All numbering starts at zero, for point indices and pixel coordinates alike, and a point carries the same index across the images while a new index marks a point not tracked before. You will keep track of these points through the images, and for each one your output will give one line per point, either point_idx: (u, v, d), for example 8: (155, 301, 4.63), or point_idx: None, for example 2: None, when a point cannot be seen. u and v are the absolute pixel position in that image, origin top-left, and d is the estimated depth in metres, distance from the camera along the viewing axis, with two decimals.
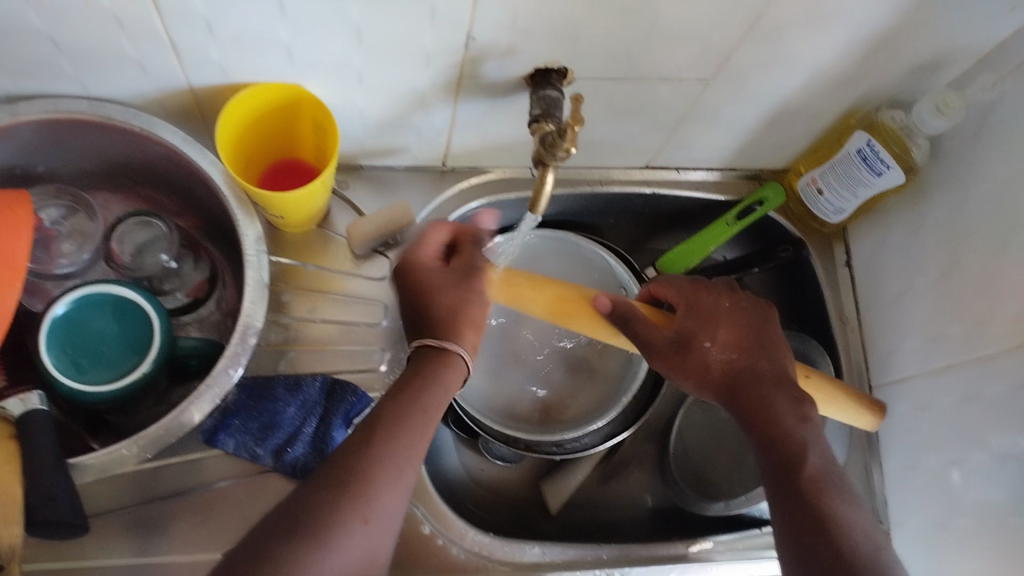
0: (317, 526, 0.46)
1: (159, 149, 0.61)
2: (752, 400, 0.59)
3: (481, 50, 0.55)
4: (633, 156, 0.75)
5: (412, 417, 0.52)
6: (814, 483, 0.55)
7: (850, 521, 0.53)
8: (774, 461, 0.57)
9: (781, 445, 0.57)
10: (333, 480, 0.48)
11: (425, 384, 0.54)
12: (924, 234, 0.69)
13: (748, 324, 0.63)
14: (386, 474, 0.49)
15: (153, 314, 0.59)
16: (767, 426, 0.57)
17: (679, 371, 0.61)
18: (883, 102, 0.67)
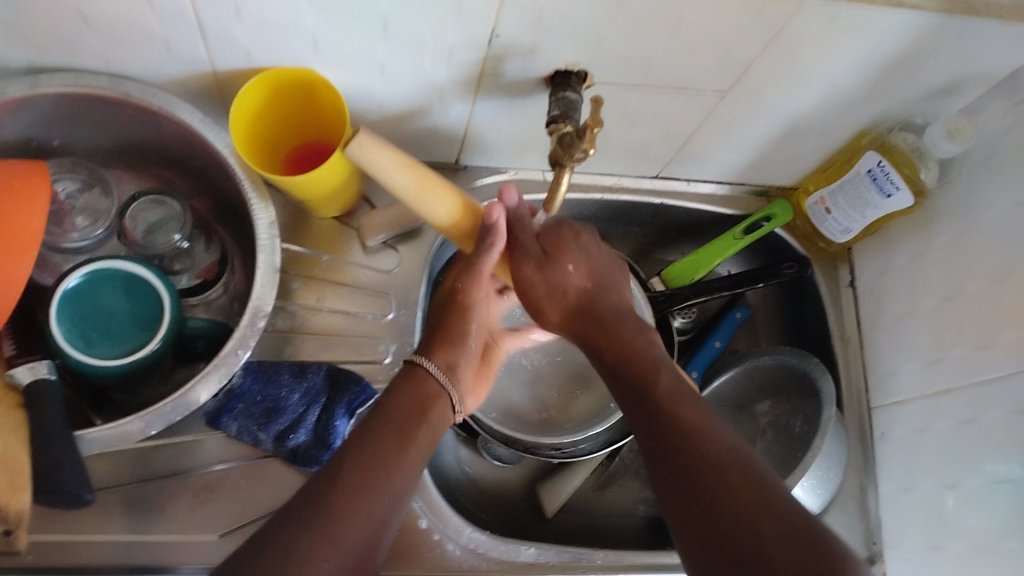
0: (323, 511, 0.48)
1: (177, 130, 0.61)
2: (603, 326, 0.57)
3: (503, 48, 0.56)
4: (644, 165, 0.75)
5: (397, 448, 0.54)
6: (670, 397, 0.53)
7: (703, 426, 0.50)
8: (628, 393, 0.54)
9: (629, 367, 0.55)
10: (319, 503, 0.48)
11: (413, 414, 0.56)
12: (929, 258, 0.70)
13: (599, 258, 0.61)
14: (385, 469, 0.52)
15: (164, 292, 0.60)
16: (619, 346, 0.56)
17: (538, 293, 0.59)
18: (895, 124, 0.68)
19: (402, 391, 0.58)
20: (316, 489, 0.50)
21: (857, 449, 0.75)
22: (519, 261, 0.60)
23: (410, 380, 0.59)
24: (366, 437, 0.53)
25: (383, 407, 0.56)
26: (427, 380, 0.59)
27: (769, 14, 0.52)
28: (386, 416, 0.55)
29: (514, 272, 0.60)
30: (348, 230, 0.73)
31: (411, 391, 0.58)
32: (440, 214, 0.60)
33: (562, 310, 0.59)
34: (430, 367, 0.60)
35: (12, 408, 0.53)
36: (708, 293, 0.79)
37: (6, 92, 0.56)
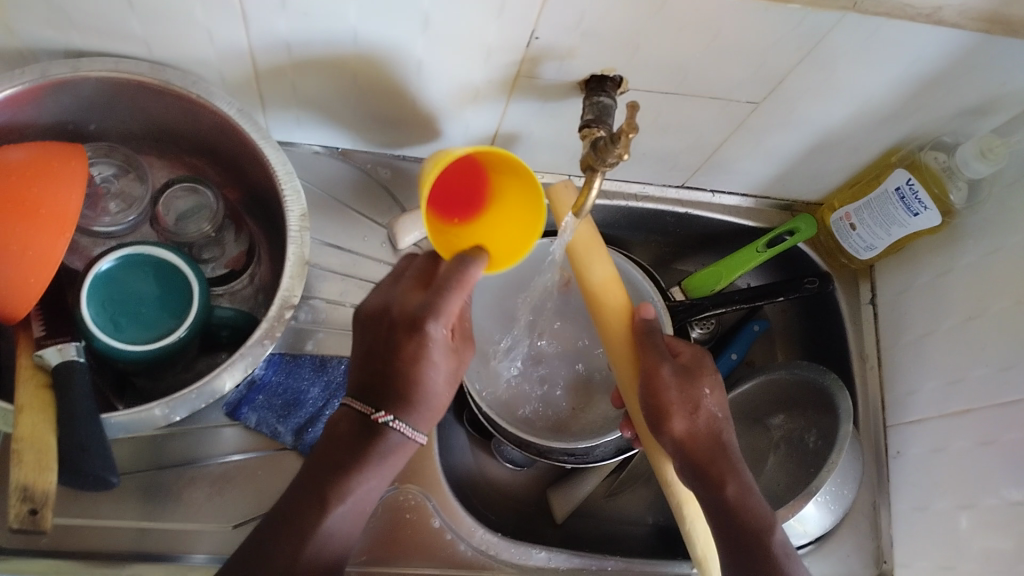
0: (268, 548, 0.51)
1: (214, 120, 0.62)
2: (728, 459, 0.58)
3: (542, 50, 0.56)
4: (670, 174, 0.76)
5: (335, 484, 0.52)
6: (782, 547, 0.56)
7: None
8: (735, 527, 0.57)
9: (749, 507, 0.57)
10: (272, 536, 0.51)
11: (356, 458, 0.52)
12: (953, 277, 0.70)
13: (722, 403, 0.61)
14: (309, 547, 0.51)
15: (193, 279, 0.60)
16: (739, 483, 0.58)
17: (669, 397, 0.59)
18: (925, 142, 0.68)
19: (368, 442, 0.52)
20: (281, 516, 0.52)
21: (872, 466, 0.75)
22: (653, 361, 0.60)
23: (371, 437, 0.52)
24: (335, 458, 0.52)
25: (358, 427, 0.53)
26: (390, 437, 0.52)
27: (809, 27, 0.53)
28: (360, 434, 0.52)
29: (647, 371, 0.60)
30: (375, 226, 0.73)
31: (371, 455, 0.52)
32: (598, 275, 0.64)
33: (690, 425, 0.59)
34: (397, 427, 0.52)
35: (40, 389, 0.54)
36: (727, 303, 0.78)
37: (48, 73, 0.56)
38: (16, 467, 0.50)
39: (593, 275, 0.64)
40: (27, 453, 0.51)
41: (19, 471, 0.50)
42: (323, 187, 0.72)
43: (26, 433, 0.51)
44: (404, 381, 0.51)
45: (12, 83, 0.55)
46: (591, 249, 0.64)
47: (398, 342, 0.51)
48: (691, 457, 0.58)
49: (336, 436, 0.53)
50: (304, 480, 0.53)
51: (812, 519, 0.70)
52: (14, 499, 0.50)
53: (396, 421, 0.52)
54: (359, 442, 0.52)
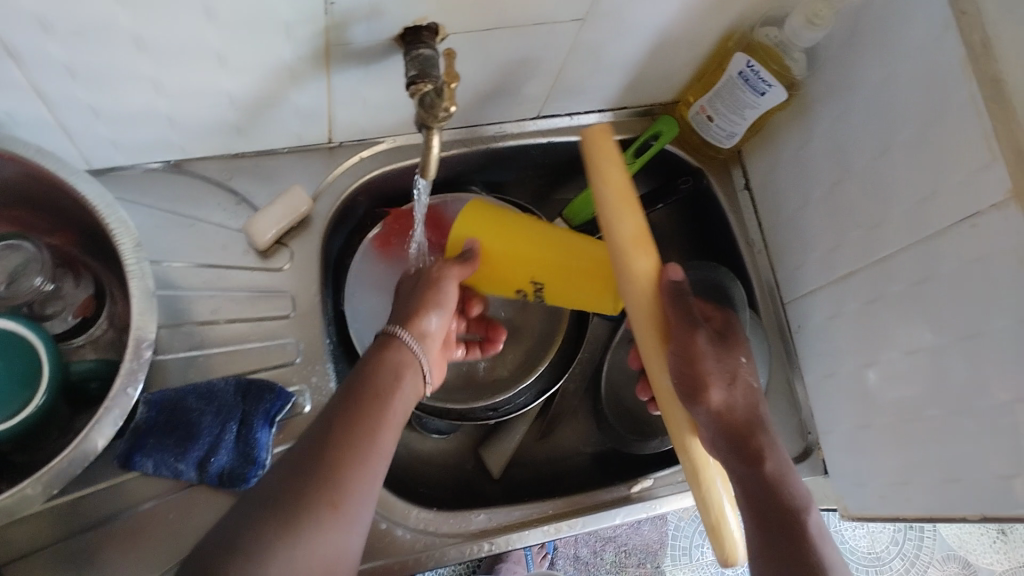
0: (283, 514, 0.47)
1: (14, 167, 0.56)
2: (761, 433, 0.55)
3: (343, 15, 0.52)
4: (522, 107, 0.73)
5: (377, 409, 0.53)
6: (817, 529, 0.52)
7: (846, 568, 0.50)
8: (769, 503, 0.53)
9: (782, 484, 0.53)
10: (296, 488, 0.48)
11: (391, 382, 0.55)
12: (813, 147, 0.70)
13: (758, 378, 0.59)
14: (351, 461, 0.50)
15: (37, 341, 0.55)
16: (774, 460, 0.54)
17: (709, 366, 0.55)
18: (757, 20, 0.67)
19: (387, 360, 0.56)
20: (290, 485, 0.48)
21: (779, 344, 0.78)
22: (687, 328, 0.55)
23: (390, 350, 0.56)
24: (355, 442, 0.51)
25: (376, 408, 0.53)
26: (402, 350, 0.57)
27: None
28: (380, 417, 0.53)
29: (684, 339, 0.55)
30: (232, 232, 0.69)
31: (388, 359, 0.56)
32: (625, 229, 0.57)
33: (727, 397, 0.55)
34: (408, 339, 0.57)
35: None
36: None
37: None
38: None
39: (619, 229, 0.57)
40: None
41: None
42: (163, 204, 0.68)
43: None
44: (411, 300, 0.60)
45: None
46: (615, 196, 0.58)
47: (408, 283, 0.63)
48: (724, 429, 0.55)
49: (365, 420, 0.52)
50: (317, 450, 0.50)
51: None
52: None
53: (409, 333, 0.58)
54: (382, 357, 0.56)
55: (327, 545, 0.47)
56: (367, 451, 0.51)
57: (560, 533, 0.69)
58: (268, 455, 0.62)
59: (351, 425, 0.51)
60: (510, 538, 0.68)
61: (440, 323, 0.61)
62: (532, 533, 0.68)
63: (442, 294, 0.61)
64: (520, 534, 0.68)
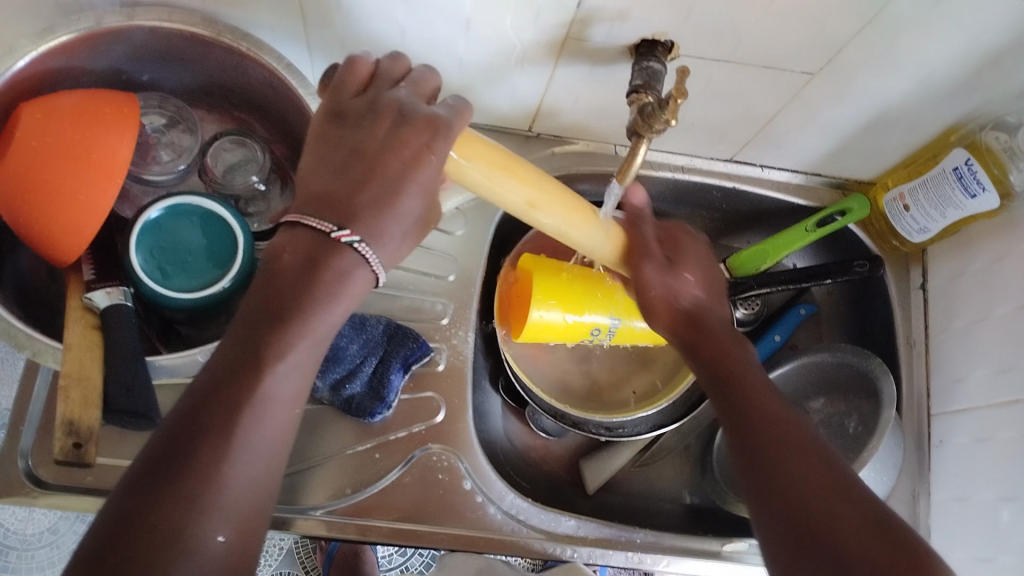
0: (162, 538, 0.40)
1: (262, 73, 0.62)
2: (709, 329, 0.58)
3: (593, 12, 0.55)
4: (718, 147, 0.74)
5: (274, 341, 0.46)
6: (751, 382, 0.55)
7: (788, 417, 0.52)
8: (712, 375, 0.56)
9: (721, 346, 0.57)
10: (166, 464, 0.42)
11: (303, 292, 0.47)
12: (1009, 263, 0.67)
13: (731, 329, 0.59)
14: (245, 416, 0.45)
15: (239, 234, 0.61)
16: (712, 335, 0.58)
17: (651, 293, 0.59)
18: (986, 121, 0.66)
19: (321, 290, 0.47)
20: (158, 498, 0.41)
21: (914, 454, 0.74)
22: (641, 253, 0.59)
23: (325, 271, 0.47)
24: (229, 444, 0.44)
25: (258, 402, 0.45)
26: (351, 260, 0.47)
27: None
28: (262, 405, 0.45)
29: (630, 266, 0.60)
30: None
31: (314, 270, 0.47)
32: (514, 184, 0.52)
33: (671, 310, 0.59)
34: (361, 251, 0.47)
35: (88, 329, 0.55)
36: (773, 284, 0.76)
37: (104, 22, 0.57)
38: (64, 402, 0.53)
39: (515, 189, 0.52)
40: (74, 390, 0.53)
41: (66, 407, 0.53)
42: None
43: (74, 370, 0.53)
44: (384, 174, 0.48)
45: (70, 30, 0.57)
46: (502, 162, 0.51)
47: (407, 105, 0.49)
48: (684, 327, 0.59)
49: (250, 405, 0.45)
50: (188, 457, 0.43)
51: None
52: (61, 432, 0.53)
53: (363, 244, 0.47)
54: (299, 300, 0.47)
55: (211, 573, 0.42)
56: (240, 454, 0.44)
57: (641, 565, 0.69)
58: (395, 397, 0.66)
59: (232, 423, 0.44)
60: (593, 553, 0.68)
61: (420, 202, 0.49)
62: (615, 555, 0.68)
63: (432, 148, 0.48)
64: (603, 552, 0.68)
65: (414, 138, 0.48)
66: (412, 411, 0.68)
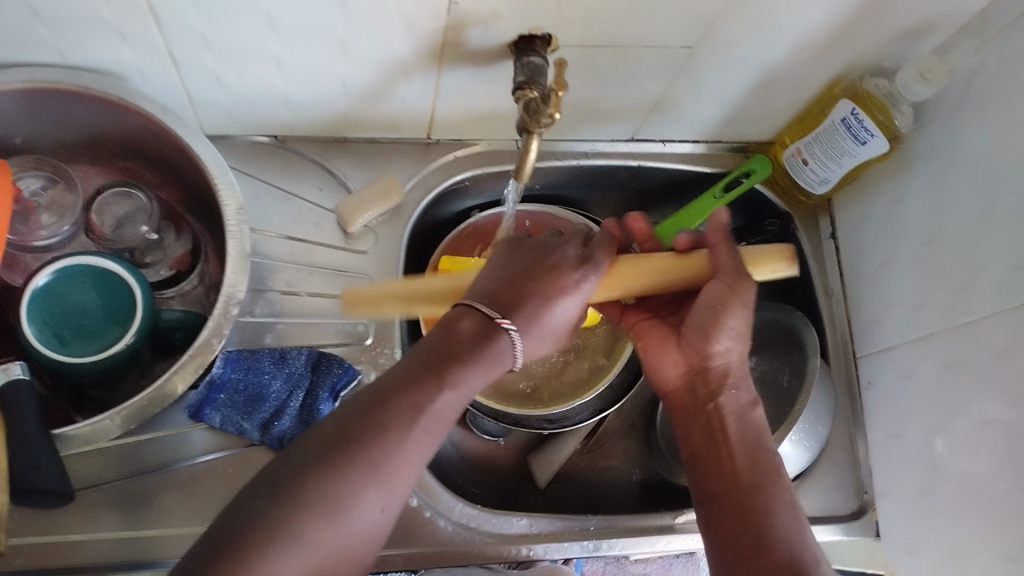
0: (314, 509, 0.42)
1: (140, 121, 0.60)
2: (725, 380, 0.58)
3: (464, 15, 0.54)
4: (619, 128, 0.74)
5: (443, 372, 0.47)
6: (743, 445, 0.56)
7: (772, 495, 0.54)
8: (703, 423, 0.58)
9: (729, 404, 0.58)
10: (331, 453, 0.44)
11: (476, 349, 0.48)
12: (907, 204, 0.69)
13: (750, 396, 0.58)
14: (405, 426, 0.46)
15: (137, 289, 0.58)
16: (728, 394, 0.58)
17: (732, 319, 0.58)
18: (867, 70, 0.67)
19: (483, 358, 0.48)
20: (330, 476, 0.43)
21: (846, 400, 0.75)
22: (722, 279, 0.58)
23: (493, 344, 0.49)
24: (393, 445, 0.45)
25: (416, 418, 0.46)
26: (505, 344, 0.49)
27: None
28: (419, 421, 0.46)
29: (732, 292, 0.58)
30: (324, 213, 0.70)
31: (476, 350, 0.48)
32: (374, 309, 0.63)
33: (728, 353, 0.59)
34: (514, 337, 0.49)
35: None
36: None
37: None
38: None
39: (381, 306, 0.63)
40: None
41: None
42: (262, 176, 0.69)
43: None
44: (537, 298, 0.51)
45: None
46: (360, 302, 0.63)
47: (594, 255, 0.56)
48: (703, 375, 0.59)
49: (423, 406, 0.46)
50: (365, 445, 0.44)
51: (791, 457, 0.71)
52: None
53: (516, 331, 0.49)
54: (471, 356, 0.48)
55: (337, 561, 0.43)
56: (405, 458, 0.45)
57: (598, 551, 0.69)
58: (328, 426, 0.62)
59: (408, 427, 0.46)
60: (549, 547, 0.68)
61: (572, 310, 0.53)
62: (571, 546, 0.68)
63: (578, 283, 0.53)
64: (559, 545, 0.68)
65: (569, 275, 0.53)
66: None
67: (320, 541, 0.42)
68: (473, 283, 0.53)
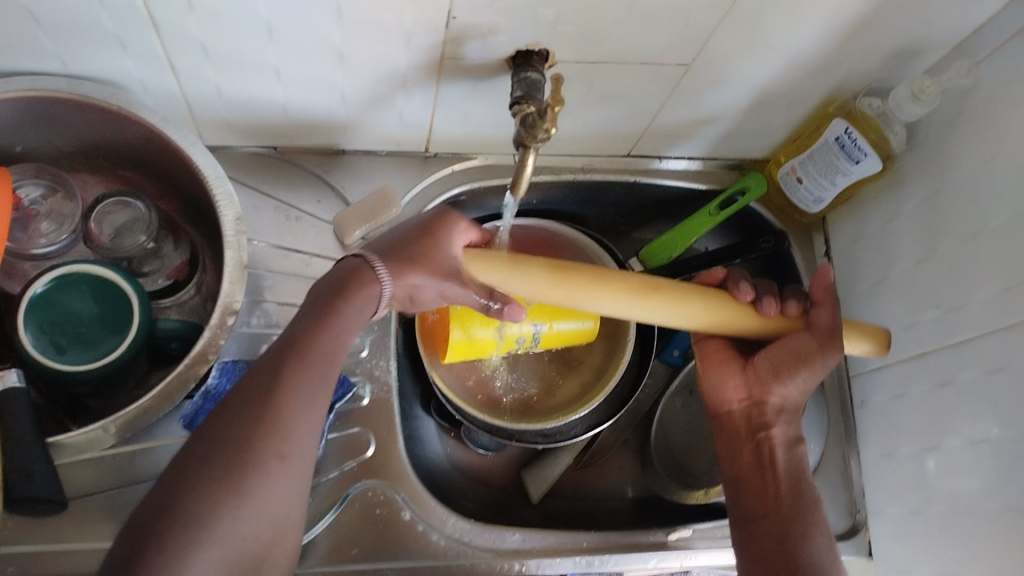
0: (233, 465, 0.46)
1: (140, 131, 0.61)
2: (779, 414, 0.64)
3: (462, 30, 0.55)
4: (614, 145, 0.75)
5: (319, 329, 0.53)
6: (790, 472, 0.62)
7: (808, 519, 0.59)
8: (747, 445, 0.64)
9: (787, 439, 0.63)
10: (233, 418, 0.48)
11: (331, 311, 0.54)
12: (899, 223, 0.70)
13: (795, 432, 0.64)
14: (301, 375, 0.51)
15: (133, 297, 0.59)
16: (779, 424, 0.64)
17: (813, 376, 0.63)
18: (860, 90, 0.68)
19: (351, 307, 0.55)
20: (239, 434, 0.48)
21: (839, 418, 0.76)
22: (818, 338, 0.64)
23: (359, 293, 0.55)
24: (293, 392, 0.50)
25: (309, 367, 0.52)
26: (372, 288, 0.56)
27: None
28: (312, 371, 0.52)
29: (823, 351, 0.63)
30: (322, 224, 0.71)
31: (348, 301, 0.55)
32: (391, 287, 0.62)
33: (788, 395, 0.64)
34: (380, 271, 0.56)
35: None
36: (685, 271, 0.77)
37: None
38: None
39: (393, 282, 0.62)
40: None
41: None
42: (261, 185, 0.70)
43: None
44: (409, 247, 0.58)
45: None
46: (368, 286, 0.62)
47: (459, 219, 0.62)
48: (763, 408, 0.64)
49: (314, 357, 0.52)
50: (267, 400, 0.49)
51: None
52: None
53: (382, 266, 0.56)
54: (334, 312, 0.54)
55: (268, 509, 0.47)
56: (302, 406, 0.50)
57: (591, 567, 0.69)
58: None
59: (296, 378, 0.51)
60: (542, 563, 0.68)
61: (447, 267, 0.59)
62: (564, 562, 0.68)
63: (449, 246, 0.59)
64: (551, 561, 0.68)
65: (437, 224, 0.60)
66: (345, 447, 0.67)
67: (246, 497, 0.46)
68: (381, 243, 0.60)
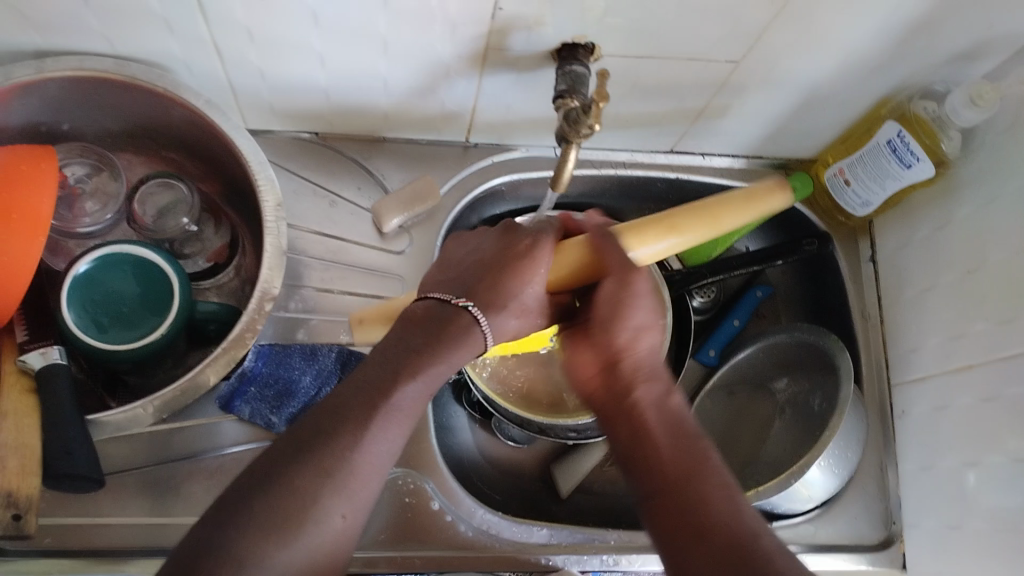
0: (291, 512, 0.45)
1: (184, 114, 0.61)
2: (635, 376, 0.50)
3: (509, 21, 0.54)
4: (657, 140, 0.74)
5: (405, 367, 0.51)
6: (675, 433, 0.49)
7: (704, 473, 0.47)
8: (610, 419, 0.50)
9: (663, 399, 0.50)
10: (302, 459, 0.47)
11: (426, 342, 0.52)
12: (950, 231, 0.68)
13: (667, 383, 0.51)
14: (376, 420, 0.49)
15: (174, 279, 0.60)
16: (630, 389, 0.50)
17: (632, 320, 0.51)
18: (915, 92, 0.66)
19: (449, 340, 0.52)
20: (302, 474, 0.46)
21: (877, 427, 0.74)
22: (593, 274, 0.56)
23: (451, 328, 0.52)
24: (366, 437, 0.48)
25: (387, 413, 0.49)
26: (468, 321, 0.53)
27: None
28: (390, 414, 0.50)
29: (623, 290, 0.52)
30: (360, 212, 0.71)
31: (445, 335, 0.52)
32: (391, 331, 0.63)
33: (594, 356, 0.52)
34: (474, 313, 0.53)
35: (24, 395, 0.55)
36: (727, 270, 0.77)
37: (12, 76, 0.56)
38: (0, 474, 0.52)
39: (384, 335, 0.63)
40: (12, 460, 0.52)
41: (3, 478, 0.52)
42: (301, 171, 0.70)
43: (11, 440, 0.53)
44: (499, 270, 0.55)
45: None
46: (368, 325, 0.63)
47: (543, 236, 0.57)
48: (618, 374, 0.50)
49: (382, 414, 0.49)
50: (334, 443, 0.47)
51: (818, 483, 0.69)
52: None
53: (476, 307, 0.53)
54: (431, 345, 0.52)
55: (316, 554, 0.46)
56: (373, 451, 0.49)
57: (617, 566, 0.68)
58: None
59: (368, 422, 0.49)
60: (568, 559, 0.67)
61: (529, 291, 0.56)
62: (590, 560, 0.68)
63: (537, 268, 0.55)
64: (578, 557, 0.68)
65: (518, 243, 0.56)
66: None
67: (295, 543, 0.45)
68: (454, 271, 0.56)
